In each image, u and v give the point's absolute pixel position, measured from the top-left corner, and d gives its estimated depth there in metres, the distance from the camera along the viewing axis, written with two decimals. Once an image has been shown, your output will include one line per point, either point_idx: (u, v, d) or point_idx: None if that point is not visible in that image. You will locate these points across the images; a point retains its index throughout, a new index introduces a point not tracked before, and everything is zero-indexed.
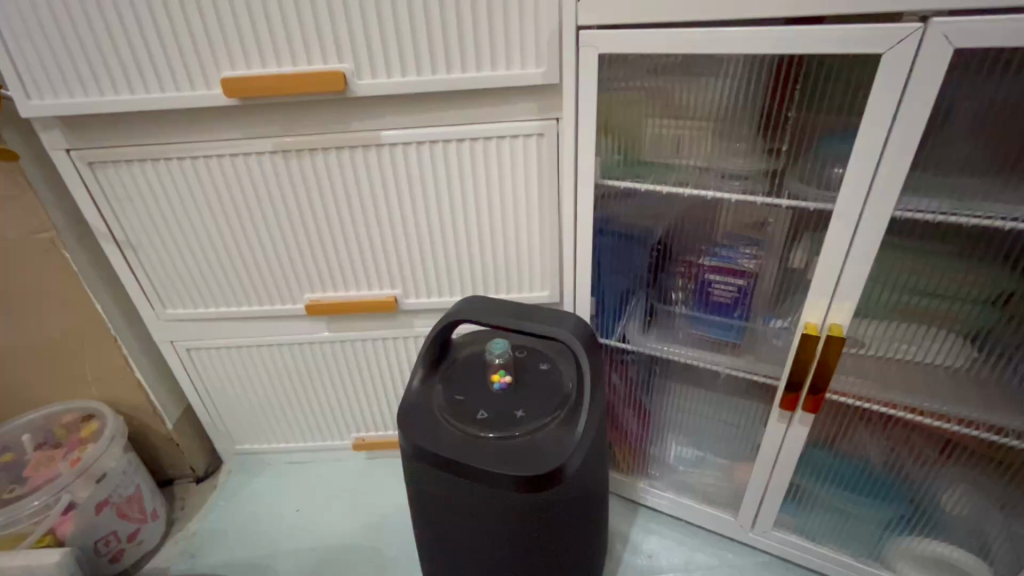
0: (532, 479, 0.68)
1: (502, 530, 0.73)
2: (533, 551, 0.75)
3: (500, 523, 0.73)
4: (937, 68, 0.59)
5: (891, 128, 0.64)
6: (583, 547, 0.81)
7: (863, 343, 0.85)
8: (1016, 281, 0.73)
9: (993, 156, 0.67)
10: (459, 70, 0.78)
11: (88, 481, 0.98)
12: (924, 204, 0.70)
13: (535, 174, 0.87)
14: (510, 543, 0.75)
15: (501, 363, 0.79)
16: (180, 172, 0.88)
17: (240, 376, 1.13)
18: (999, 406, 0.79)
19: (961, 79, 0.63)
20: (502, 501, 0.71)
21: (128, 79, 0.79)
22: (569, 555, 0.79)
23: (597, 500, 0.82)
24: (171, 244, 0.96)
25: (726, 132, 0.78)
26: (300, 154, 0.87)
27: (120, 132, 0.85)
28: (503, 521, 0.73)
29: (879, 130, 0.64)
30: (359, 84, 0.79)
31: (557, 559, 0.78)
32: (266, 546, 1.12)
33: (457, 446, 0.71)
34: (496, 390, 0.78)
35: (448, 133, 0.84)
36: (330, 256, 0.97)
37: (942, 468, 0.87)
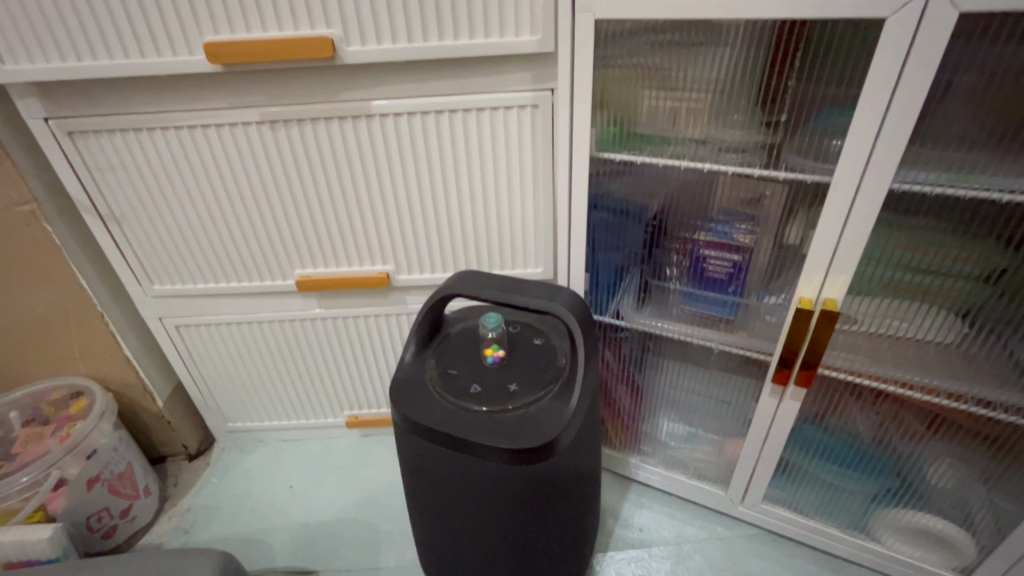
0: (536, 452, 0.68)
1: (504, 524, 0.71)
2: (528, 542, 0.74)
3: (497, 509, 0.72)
4: (940, 34, 0.58)
5: (892, 98, 0.63)
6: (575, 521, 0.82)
7: (856, 319, 0.85)
8: (1009, 257, 0.73)
9: (992, 129, 0.67)
10: (451, 38, 0.76)
11: (79, 458, 0.97)
12: (921, 176, 0.69)
13: (528, 146, 0.86)
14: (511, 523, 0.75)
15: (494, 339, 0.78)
16: (163, 142, 0.86)
17: (232, 353, 1.12)
18: (987, 381, 0.80)
19: (962, 48, 0.62)
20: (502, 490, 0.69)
21: (107, 44, 0.76)
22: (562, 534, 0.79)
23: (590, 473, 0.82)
24: (156, 217, 0.94)
25: (723, 104, 0.76)
26: (288, 123, 0.85)
27: (100, 99, 0.82)
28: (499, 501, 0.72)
29: (880, 99, 0.63)
30: (347, 51, 0.76)
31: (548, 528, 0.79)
32: (261, 522, 1.12)
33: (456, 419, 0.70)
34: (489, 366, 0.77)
35: (440, 103, 0.82)
36: (320, 231, 0.96)
37: (928, 441, 0.88)
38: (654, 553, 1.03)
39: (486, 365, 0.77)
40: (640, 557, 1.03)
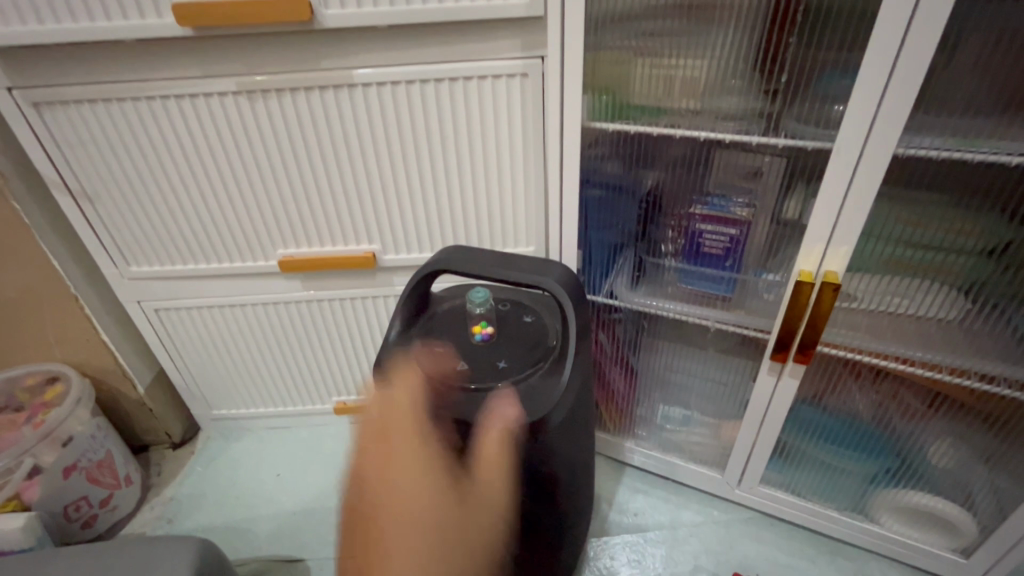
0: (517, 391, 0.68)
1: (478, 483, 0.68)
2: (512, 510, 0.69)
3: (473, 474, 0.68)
4: None
5: (899, 55, 0.59)
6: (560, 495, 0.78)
7: (856, 297, 0.83)
8: (1014, 229, 0.71)
9: (999, 93, 0.64)
10: (435, 1, 0.72)
11: (53, 445, 0.94)
12: (927, 141, 0.66)
13: (518, 117, 0.82)
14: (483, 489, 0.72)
15: (483, 315, 0.76)
16: (134, 114, 0.82)
17: (214, 338, 1.09)
18: (991, 356, 0.77)
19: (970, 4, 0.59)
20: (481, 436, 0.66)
21: (70, 7, 0.72)
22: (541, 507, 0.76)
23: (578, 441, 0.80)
24: (129, 195, 0.90)
25: (720, 72, 0.73)
26: (265, 94, 0.81)
27: (64, 67, 0.77)
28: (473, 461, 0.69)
29: (886, 57, 0.59)
30: (326, 14, 0.73)
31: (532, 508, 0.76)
32: (247, 510, 1.09)
33: (429, 383, 0.70)
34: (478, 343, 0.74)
35: (425, 71, 0.78)
36: (302, 208, 0.92)
37: (928, 420, 0.86)
38: (648, 538, 1.01)
39: (473, 343, 0.74)
40: (634, 542, 1.01)
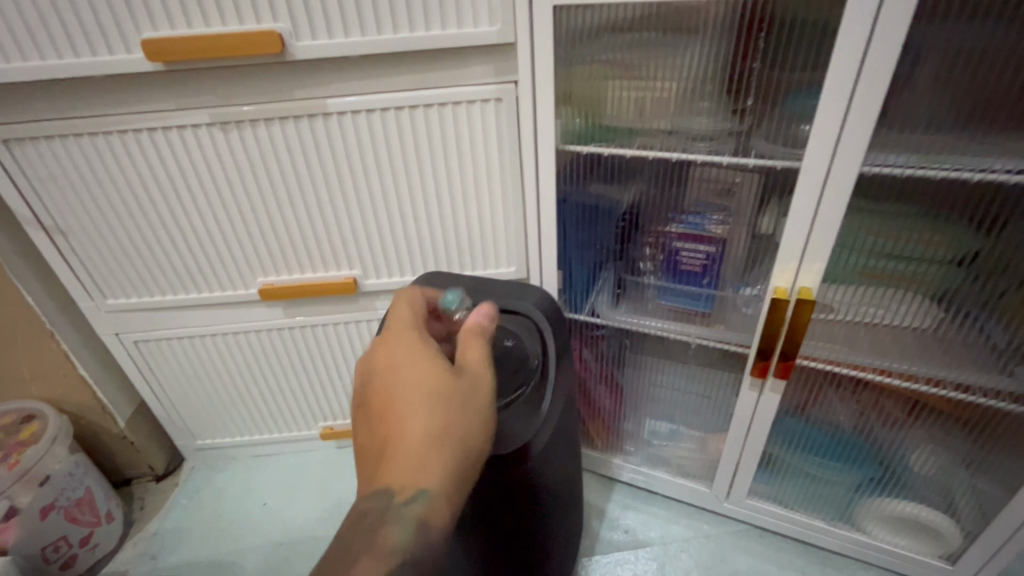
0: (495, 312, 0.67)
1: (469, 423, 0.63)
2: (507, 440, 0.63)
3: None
4: (902, 9, 0.56)
5: (857, 83, 0.61)
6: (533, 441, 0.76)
7: (833, 308, 0.84)
8: (980, 240, 0.73)
9: (959, 109, 0.66)
10: (406, 31, 0.73)
11: (29, 486, 0.92)
12: (891, 159, 0.68)
13: (493, 141, 0.83)
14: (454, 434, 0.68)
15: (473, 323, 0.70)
16: (107, 148, 0.81)
17: (195, 368, 1.07)
18: (964, 365, 0.79)
19: (926, 26, 0.61)
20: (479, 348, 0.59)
21: (37, 44, 0.71)
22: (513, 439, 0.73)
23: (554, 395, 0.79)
24: (103, 229, 0.89)
25: (690, 93, 0.74)
26: (240, 125, 0.81)
27: (33, 103, 0.77)
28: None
29: (845, 84, 0.61)
30: (297, 46, 0.73)
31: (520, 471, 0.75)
32: (233, 543, 1.07)
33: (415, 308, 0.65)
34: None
35: (399, 99, 0.78)
36: (281, 236, 0.92)
37: (908, 427, 0.87)
38: (640, 555, 1.01)
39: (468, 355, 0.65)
40: (626, 559, 1.00)
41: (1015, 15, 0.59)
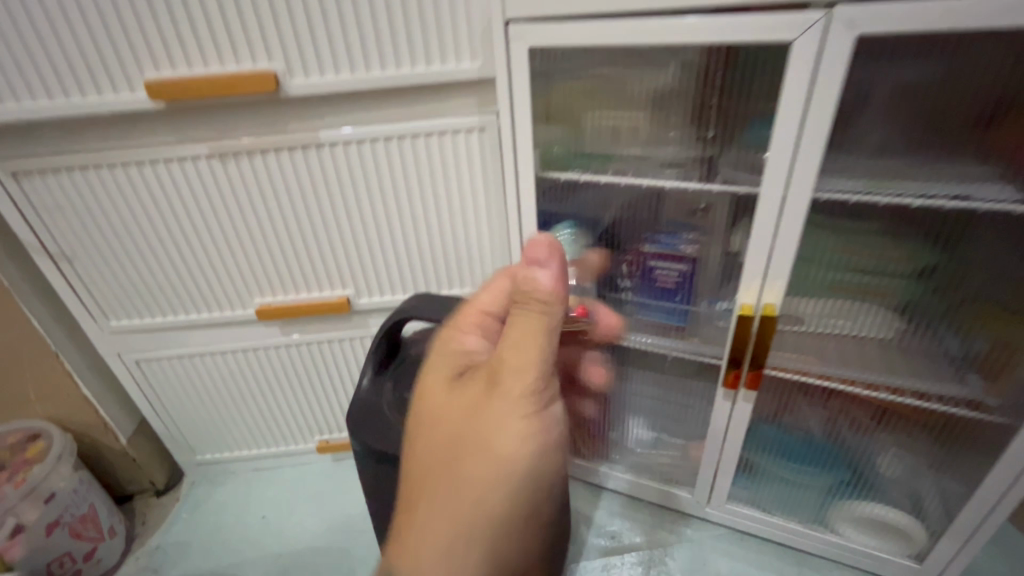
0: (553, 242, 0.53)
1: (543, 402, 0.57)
2: (566, 460, 0.54)
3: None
4: (842, 53, 0.58)
5: (806, 116, 0.63)
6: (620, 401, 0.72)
7: (801, 320, 0.89)
8: (936, 255, 0.78)
9: (908, 137, 0.71)
10: (393, 67, 0.78)
11: (35, 503, 0.95)
12: (842, 183, 0.72)
13: (478, 167, 0.88)
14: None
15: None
16: (110, 179, 0.86)
17: (194, 385, 1.11)
18: (923, 374, 0.83)
19: (876, 61, 0.66)
20: (537, 333, 0.50)
21: (45, 83, 0.76)
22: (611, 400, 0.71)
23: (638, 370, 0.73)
24: (107, 254, 0.93)
25: (660, 122, 0.80)
26: (237, 157, 0.85)
27: (43, 139, 0.82)
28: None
29: (792, 120, 0.64)
30: (292, 84, 0.78)
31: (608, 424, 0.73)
32: (232, 555, 1.11)
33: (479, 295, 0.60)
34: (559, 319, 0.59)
35: (388, 130, 0.83)
36: (277, 258, 0.96)
37: (875, 433, 0.92)
38: (626, 560, 1.05)
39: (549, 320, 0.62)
40: (612, 564, 1.04)
41: (956, 53, 0.64)
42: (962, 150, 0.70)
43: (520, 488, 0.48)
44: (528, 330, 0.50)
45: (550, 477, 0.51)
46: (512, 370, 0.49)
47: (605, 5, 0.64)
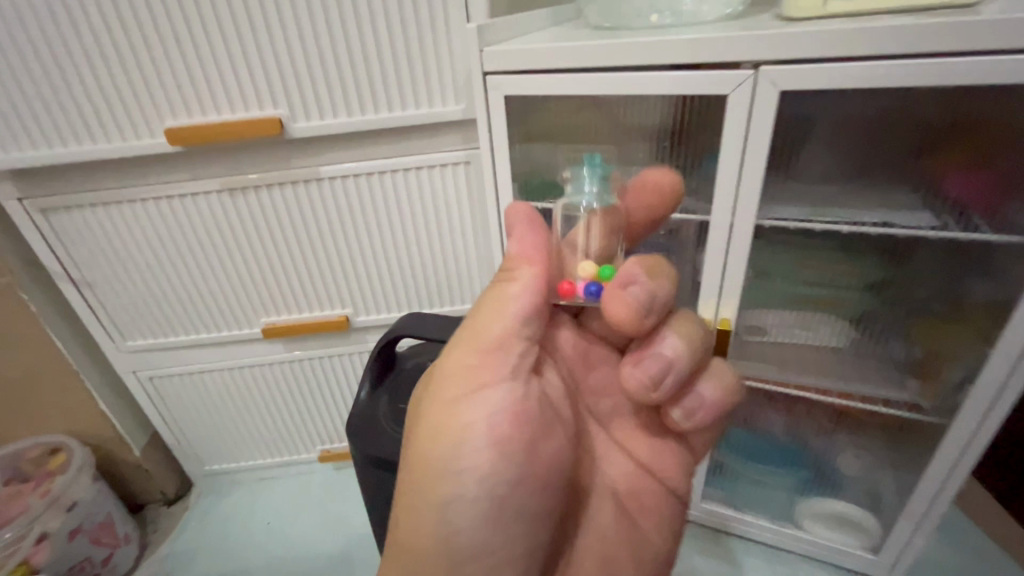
0: (534, 209, 0.53)
1: (542, 372, 0.57)
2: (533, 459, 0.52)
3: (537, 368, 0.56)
4: (769, 106, 0.67)
5: (743, 156, 0.72)
6: (691, 393, 0.53)
7: (765, 330, 0.97)
8: (883, 269, 0.86)
9: (848, 168, 0.80)
10: (386, 110, 0.87)
11: (59, 511, 1.03)
12: (786, 212, 0.80)
13: (464, 197, 0.96)
14: (606, 367, 0.62)
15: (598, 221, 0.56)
16: (130, 213, 0.95)
17: (204, 400, 1.19)
18: (872, 379, 0.90)
19: (822, 99, 0.71)
20: (496, 300, 0.51)
21: (76, 131, 0.85)
22: (664, 399, 0.50)
23: (682, 359, 0.49)
24: (125, 280, 1.01)
25: (627, 155, 0.90)
26: (245, 191, 0.94)
27: (71, 179, 0.91)
28: (562, 325, 0.61)
29: (733, 163, 0.73)
30: (294, 126, 0.87)
31: (684, 426, 0.54)
32: (239, 559, 1.18)
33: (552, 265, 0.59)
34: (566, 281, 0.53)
35: (381, 165, 0.92)
36: (281, 281, 1.05)
37: (835, 435, 1.00)
38: None
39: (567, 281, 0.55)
40: None
41: (886, 98, 0.70)
42: (904, 177, 0.78)
43: (450, 460, 0.50)
44: (492, 295, 0.52)
45: (484, 458, 0.50)
46: (465, 337, 0.52)
47: (568, 61, 0.73)
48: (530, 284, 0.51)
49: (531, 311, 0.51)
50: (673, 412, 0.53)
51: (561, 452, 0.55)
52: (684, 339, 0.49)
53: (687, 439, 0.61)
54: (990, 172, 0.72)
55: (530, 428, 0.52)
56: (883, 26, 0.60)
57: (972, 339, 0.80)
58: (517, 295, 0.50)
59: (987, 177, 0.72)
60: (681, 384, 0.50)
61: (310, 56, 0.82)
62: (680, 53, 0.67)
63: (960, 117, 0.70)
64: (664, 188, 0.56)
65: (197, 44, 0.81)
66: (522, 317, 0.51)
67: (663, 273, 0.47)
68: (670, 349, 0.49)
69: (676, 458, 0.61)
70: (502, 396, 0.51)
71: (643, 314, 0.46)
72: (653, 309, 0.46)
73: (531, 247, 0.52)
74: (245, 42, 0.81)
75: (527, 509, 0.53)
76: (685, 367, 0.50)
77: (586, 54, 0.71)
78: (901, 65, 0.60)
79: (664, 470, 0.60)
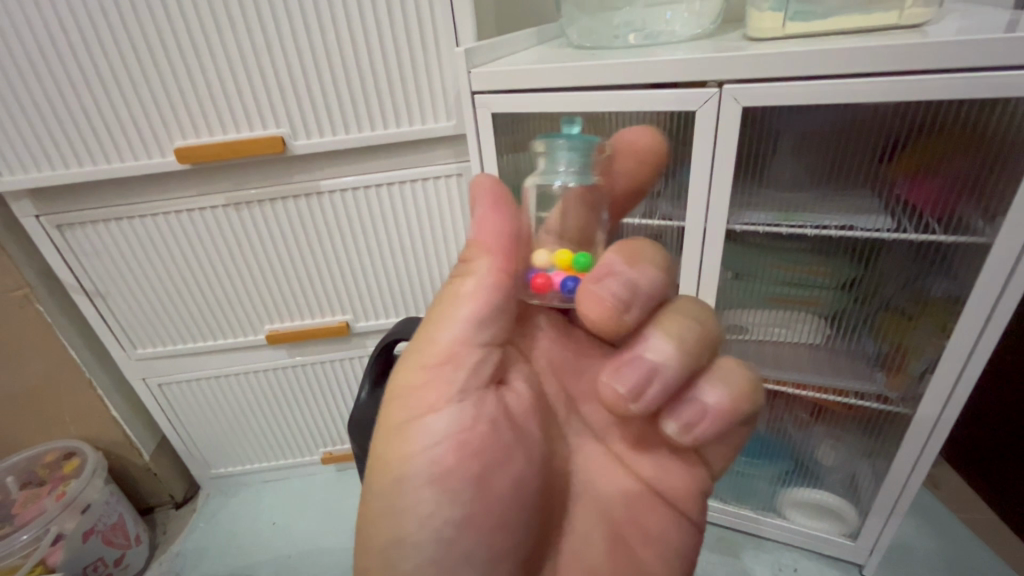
0: (500, 188, 0.50)
1: (506, 380, 0.52)
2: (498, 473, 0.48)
3: (502, 376, 0.52)
4: (734, 121, 0.73)
5: (712, 167, 0.78)
6: (690, 403, 0.46)
7: (746, 329, 1.02)
8: (855, 269, 0.91)
9: (813, 175, 0.86)
10: (381, 127, 0.92)
11: (74, 512, 1.07)
12: (755, 218, 0.86)
13: (457, 207, 1.02)
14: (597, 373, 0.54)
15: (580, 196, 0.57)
16: (141, 227, 1.00)
17: (211, 405, 1.24)
18: (847, 374, 0.96)
19: (784, 113, 0.78)
20: (447, 305, 0.49)
21: (91, 152, 0.91)
22: (648, 413, 0.44)
23: (666, 363, 0.44)
24: (136, 291, 1.07)
25: None
26: (249, 205, 1.00)
27: (85, 196, 0.96)
28: (539, 328, 0.56)
29: (704, 172, 0.79)
30: (296, 144, 0.92)
31: (683, 442, 0.46)
32: (246, 558, 1.22)
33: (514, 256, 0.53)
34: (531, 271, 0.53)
35: (378, 178, 0.97)
36: (284, 289, 1.10)
37: (813, 427, 1.06)
38: None
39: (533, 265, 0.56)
40: None
41: (841, 110, 0.76)
42: (867, 181, 0.84)
43: (397, 495, 0.47)
44: (444, 297, 0.50)
45: (431, 490, 0.46)
46: (417, 350, 0.50)
47: (550, 82, 0.78)
48: (485, 276, 0.49)
49: (483, 315, 0.49)
50: (666, 424, 0.45)
51: (527, 480, 0.49)
52: (675, 340, 0.44)
53: (696, 455, 0.51)
54: (943, 177, 0.78)
55: (482, 450, 0.48)
56: (833, 49, 0.65)
57: (931, 333, 0.85)
58: (473, 291, 0.49)
59: (941, 182, 0.78)
60: (670, 396, 0.45)
61: (310, 78, 0.88)
62: (652, 74, 0.73)
63: (915, 126, 0.76)
64: (641, 147, 0.60)
65: (205, 70, 0.87)
66: (475, 317, 0.48)
67: (645, 260, 0.46)
68: (655, 353, 0.44)
69: (687, 477, 0.51)
70: (449, 417, 0.47)
71: (621, 311, 0.44)
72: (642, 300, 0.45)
73: (491, 237, 0.50)
74: (250, 66, 0.86)
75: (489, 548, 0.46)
76: (676, 376, 0.44)
77: (567, 75, 0.77)
78: (851, 84, 0.66)
79: (672, 492, 0.50)
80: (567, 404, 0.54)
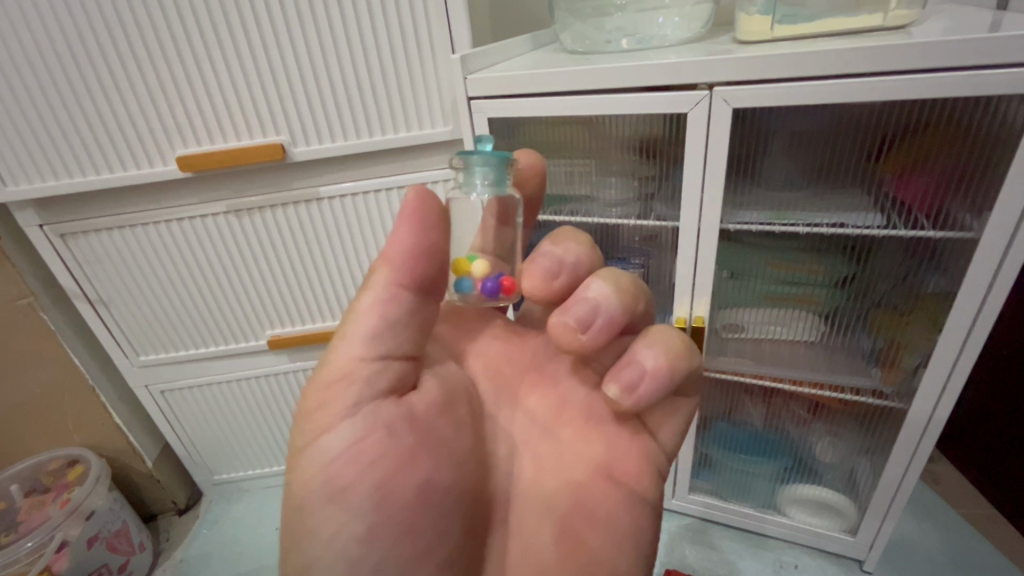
0: (425, 197, 0.44)
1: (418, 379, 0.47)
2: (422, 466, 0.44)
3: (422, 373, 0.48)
4: (725, 123, 0.75)
5: (705, 167, 0.80)
6: (631, 358, 0.47)
7: (743, 328, 1.03)
8: (850, 267, 0.91)
9: (806, 174, 0.87)
10: (380, 133, 0.94)
11: (78, 519, 1.07)
12: (749, 216, 0.88)
13: None
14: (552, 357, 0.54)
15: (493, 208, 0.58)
16: (144, 235, 1.01)
17: (213, 411, 1.25)
18: (843, 370, 0.97)
19: (770, 113, 0.80)
20: (345, 323, 0.44)
21: (94, 162, 0.92)
22: (596, 346, 0.45)
23: (609, 299, 0.45)
24: (138, 298, 1.08)
25: (604, 167, 0.97)
26: (251, 212, 1.01)
27: (89, 206, 0.98)
28: (527, 326, 0.57)
29: (697, 173, 0.80)
30: (295, 151, 0.94)
31: (625, 401, 0.46)
32: (249, 563, 1.22)
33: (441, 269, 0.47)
34: (489, 288, 0.51)
35: (377, 183, 0.99)
36: (285, 295, 1.11)
37: (812, 425, 1.07)
38: None
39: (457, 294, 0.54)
40: None
41: (829, 108, 0.78)
42: (858, 179, 0.85)
43: None
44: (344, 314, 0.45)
45: (343, 500, 0.42)
46: (315, 373, 0.44)
47: (544, 87, 0.80)
48: (382, 289, 0.43)
49: (385, 326, 0.43)
50: (607, 385, 0.46)
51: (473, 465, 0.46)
52: (608, 283, 0.46)
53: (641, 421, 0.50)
54: (932, 173, 0.80)
55: (396, 452, 0.43)
56: (820, 51, 0.67)
57: (925, 328, 0.86)
58: (370, 306, 0.43)
59: (930, 178, 0.80)
60: (614, 333, 0.46)
61: (309, 87, 0.89)
62: (644, 77, 0.75)
63: (904, 123, 0.77)
64: (533, 176, 0.57)
65: (206, 80, 0.88)
66: (371, 334, 0.43)
67: (569, 237, 0.50)
68: (595, 293, 0.46)
69: (640, 449, 0.49)
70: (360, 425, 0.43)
71: (550, 277, 0.47)
72: (569, 262, 0.48)
73: (394, 245, 0.44)
74: (249, 75, 0.88)
75: (418, 551, 0.42)
76: (616, 312, 0.46)
77: (560, 80, 0.78)
78: (840, 84, 0.67)
79: (629, 464, 0.48)
80: (515, 384, 0.52)
